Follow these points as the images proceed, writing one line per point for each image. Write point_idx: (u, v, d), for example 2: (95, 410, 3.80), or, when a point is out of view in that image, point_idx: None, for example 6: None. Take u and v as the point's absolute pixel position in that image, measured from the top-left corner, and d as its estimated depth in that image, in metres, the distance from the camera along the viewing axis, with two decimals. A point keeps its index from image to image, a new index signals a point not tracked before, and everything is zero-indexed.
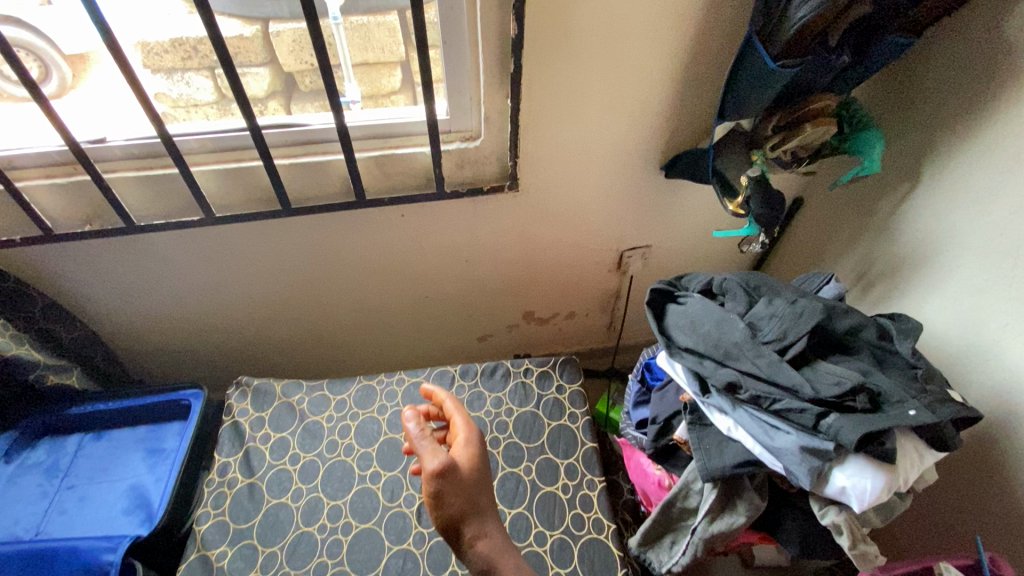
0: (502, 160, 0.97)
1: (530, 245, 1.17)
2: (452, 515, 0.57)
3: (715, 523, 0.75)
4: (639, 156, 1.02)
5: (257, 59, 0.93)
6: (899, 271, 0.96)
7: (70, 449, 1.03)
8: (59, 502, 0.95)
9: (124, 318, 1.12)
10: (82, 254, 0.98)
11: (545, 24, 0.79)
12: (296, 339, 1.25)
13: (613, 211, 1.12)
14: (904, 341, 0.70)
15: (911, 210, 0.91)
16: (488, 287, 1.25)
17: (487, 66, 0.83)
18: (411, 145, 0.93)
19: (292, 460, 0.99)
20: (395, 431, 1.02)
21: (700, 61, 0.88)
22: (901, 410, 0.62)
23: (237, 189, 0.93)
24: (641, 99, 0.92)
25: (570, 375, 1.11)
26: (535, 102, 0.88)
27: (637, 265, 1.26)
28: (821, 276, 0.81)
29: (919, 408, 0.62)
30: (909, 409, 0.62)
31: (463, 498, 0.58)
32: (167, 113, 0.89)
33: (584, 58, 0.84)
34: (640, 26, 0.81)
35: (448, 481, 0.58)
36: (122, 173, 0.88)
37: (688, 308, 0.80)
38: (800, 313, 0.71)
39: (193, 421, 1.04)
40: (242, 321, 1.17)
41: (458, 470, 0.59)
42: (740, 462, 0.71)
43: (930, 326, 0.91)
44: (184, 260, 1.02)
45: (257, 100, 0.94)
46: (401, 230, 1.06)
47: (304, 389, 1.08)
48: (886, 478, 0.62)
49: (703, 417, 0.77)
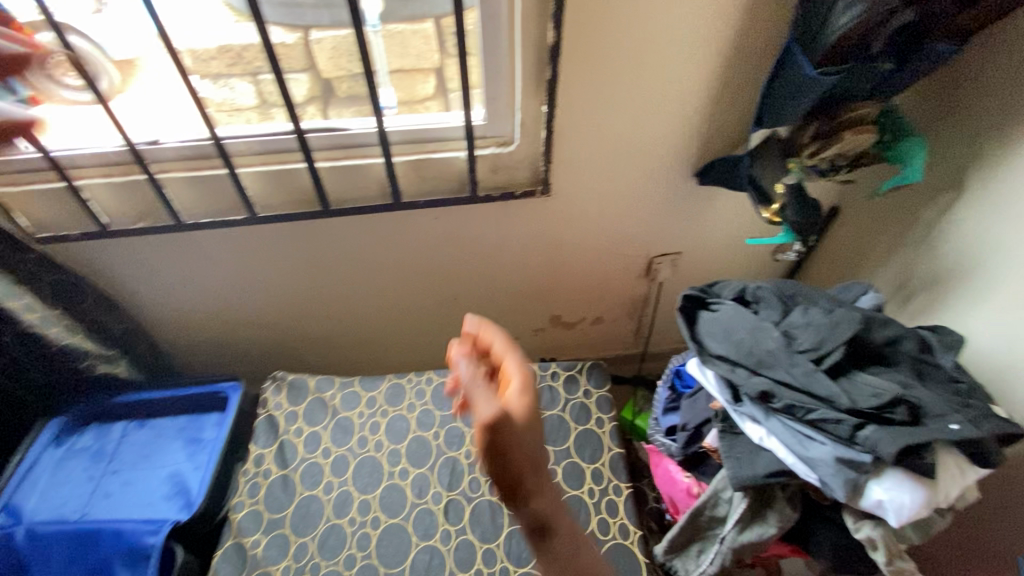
0: (535, 165, 0.98)
1: (560, 249, 1.17)
2: (509, 470, 0.41)
3: (745, 533, 0.74)
4: (671, 163, 1.02)
5: (297, 65, 0.88)
6: (941, 283, 0.93)
7: (115, 435, 1.08)
8: (104, 486, 1.00)
9: (168, 312, 1.17)
10: (133, 249, 1.03)
11: (583, 31, 0.80)
12: (329, 337, 1.28)
13: (644, 217, 1.12)
14: (945, 354, 0.69)
15: (954, 221, 0.89)
16: (516, 290, 1.26)
17: (525, 72, 0.84)
18: (447, 150, 0.95)
19: (324, 454, 1.01)
20: (424, 429, 1.03)
21: (737, 67, 0.88)
22: (942, 424, 0.61)
23: (280, 190, 0.96)
24: (676, 106, 0.92)
25: (597, 379, 1.11)
26: (570, 108, 0.89)
27: (667, 271, 1.25)
28: (859, 286, 0.80)
29: (961, 422, 0.61)
30: (951, 423, 0.61)
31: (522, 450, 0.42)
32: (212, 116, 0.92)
33: (621, 64, 0.85)
34: (677, 33, 0.82)
35: (509, 432, 0.41)
36: (173, 174, 0.93)
37: (720, 314, 0.79)
38: (837, 322, 0.70)
39: (230, 411, 1.08)
40: (278, 317, 1.21)
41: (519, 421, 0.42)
42: (772, 472, 0.70)
43: (973, 341, 0.88)
44: (227, 258, 1.06)
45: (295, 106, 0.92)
46: (434, 233, 1.08)
47: (336, 385, 1.10)
48: (925, 493, 0.61)
49: (734, 426, 0.76)
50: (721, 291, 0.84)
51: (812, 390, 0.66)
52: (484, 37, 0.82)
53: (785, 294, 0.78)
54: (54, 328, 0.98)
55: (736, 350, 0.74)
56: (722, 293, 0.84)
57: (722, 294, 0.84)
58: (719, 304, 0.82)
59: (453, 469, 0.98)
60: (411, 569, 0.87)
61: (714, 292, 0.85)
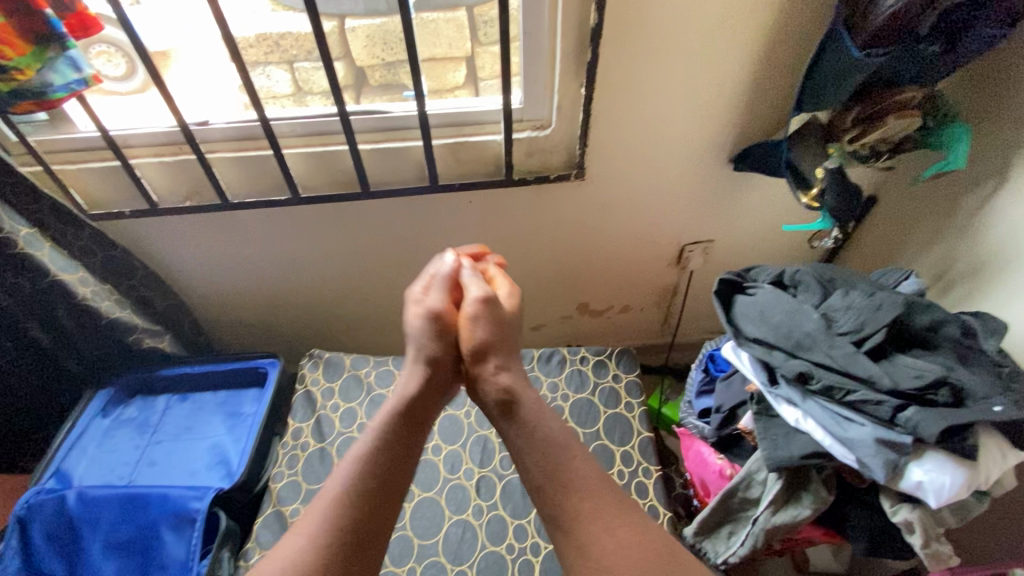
0: (570, 149, 0.99)
1: (591, 235, 1.18)
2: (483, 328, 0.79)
3: (779, 514, 0.74)
4: (707, 149, 1.02)
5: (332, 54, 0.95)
6: (983, 272, 0.92)
7: (159, 407, 1.12)
8: (149, 454, 1.04)
9: (210, 291, 1.21)
10: (180, 227, 1.06)
11: (624, 14, 0.80)
12: (362, 319, 1.31)
13: (676, 204, 1.12)
14: (989, 339, 0.68)
15: (998, 208, 0.88)
16: (546, 276, 1.28)
17: (564, 56, 0.85)
18: (485, 133, 0.96)
19: (359, 429, 1.04)
20: (456, 408, 1.06)
21: (778, 52, 0.87)
22: (987, 405, 0.61)
23: (321, 172, 0.99)
24: (713, 91, 0.92)
25: (627, 364, 1.12)
26: (608, 92, 0.90)
27: (698, 260, 1.25)
28: (900, 271, 0.79)
29: (1006, 404, 0.60)
30: (996, 405, 0.61)
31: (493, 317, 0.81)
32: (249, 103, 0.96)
33: (661, 48, 0.85)
34: (718, 16, 0.82)
35: (488, 301, 0.80)
36: (220, 154, 0.96)
37: (757, 297, 0.79)
38: (878, 305, 0.70)
39: (268, 387, 1.11)
40: (314, 298, 1.24)
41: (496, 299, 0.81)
42: (809, 453, 0.71)
43: (1016, 331, 0.87)
44: (268, 238, 1.10)
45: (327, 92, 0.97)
46: (468, 217, 1.10)
47: (371, 363, 1.13)
48: (967, 475, 0.61)
49: (770, 408, 0.76)
50: (757, 276, 0.84)
51: (852, 371, 0.67)
52: (525, 20, 0.83)
53: (824, 278, 0.78)
54: (105, 301, 1.02)
55: (773, 332, 0.75)
56: (758, 277, 0.84)
57: (758, 278, 0.84)
58: (755, 288, 0.82)
59: (484, 446, 1.00)
60: (444, 542, 0.90)
61: (750, 276, 0.85)
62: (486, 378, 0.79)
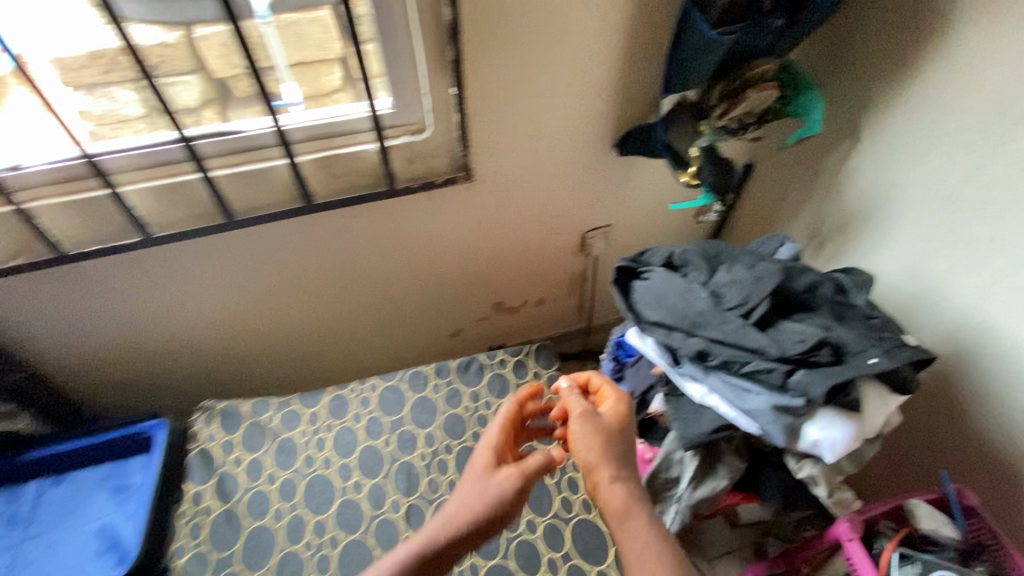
0: (453, 151, 0.95)
1: (492, 235, 1.15)
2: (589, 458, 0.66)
3: (699, 489, 0.76)
4: (591, 135, 1.01)
5: (183, 67, 0.78)
6: (850, 226, 0.99)
7: (31, 497, 0.99)
8: (24, 553, 0.92)
9: (69, 355, 1.05)
10: (10, 289, 0.90)
11: (481, 8, 0.76)
12: (261, 357, 1.20)
13: (571, 193, 1.12)
14: (858, 293, 0.73)
15: (855, 166, 0.94)
16: (455, 282, 1.23)
17: (427, 56, 0.80)
18: (355, 144, 0.89)
19: (270, 481, 0.95)
20: (373, 437, 0.99)
21: (641, 33, 0.87)
22: (862, 359, 0.65)
23: (175, 206, 0.87)
24: (587, 78, 0.91)
25: (546, 360, 1.10)
26: (480, 90, 0.86)
27: (601, 244, 1.26)
28: (775, 239, 0.84)
29: (878, 355, 0.65)
30: (869, 357, 0.65)
31: (598, 436, 0.67)
32: (94, 131, 0.81)
33: (526, 41, 0.82)
34: (579, 3, 0.80)
35: (590, 421, 0.69)
36: (45, 200, 0.82)
37: (651, 280, 0.80)
38: (760, 276, 0.72)
39: (157, 452, 0.99)
40: (201, 341, 1.12)
41: (597, 416, 0.70)
42: (719, 426, 0.72)
43: (881, 277, 0.95)
44: (128, 287, 0.96)
45: (188, 112, 0.82)
46: (357, 233, 1.03)
47: (273, 406, 1.04)
48: (854, 426, 0.64)
49: (678, 388, 0.78)
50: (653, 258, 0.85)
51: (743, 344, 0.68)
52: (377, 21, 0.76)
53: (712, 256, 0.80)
54: None
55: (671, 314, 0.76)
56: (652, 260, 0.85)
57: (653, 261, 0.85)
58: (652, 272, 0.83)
59: (409, 473, 0.95)
60: None
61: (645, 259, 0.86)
62: (601, 490, 0.64)
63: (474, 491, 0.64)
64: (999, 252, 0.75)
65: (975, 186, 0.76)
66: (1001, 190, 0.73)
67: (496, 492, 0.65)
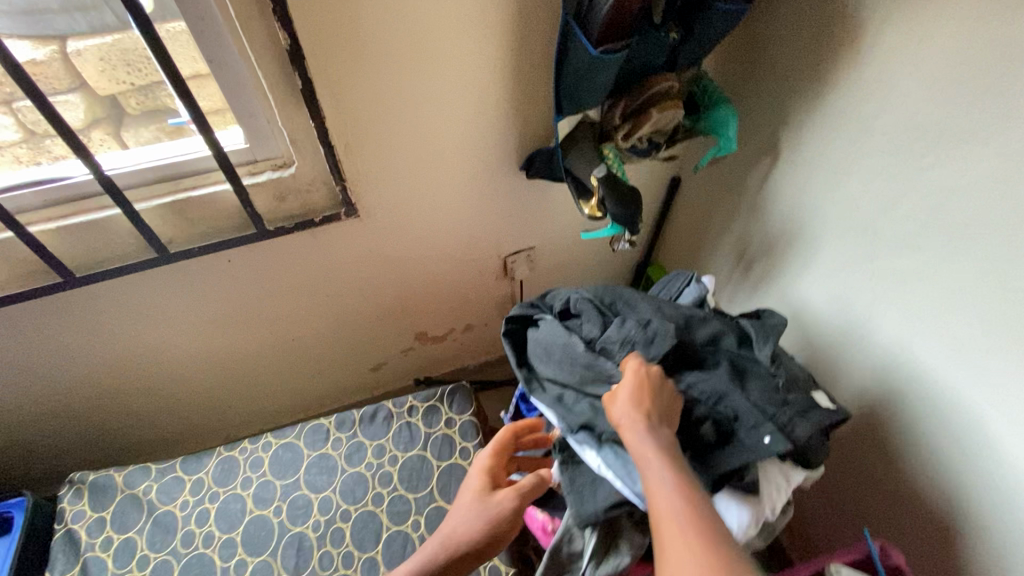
0: (330, 185, 0.84)
1: (398, 267, 1.05)
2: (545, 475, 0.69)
3: (602, 566, 0.66)
4: (490, 158, 0.91)
5: (63, 85, 0.70)
6: (774, 248, 0.91)
7: None
8: None
9: None
10: None
11: (325, 29, 0.65)
12: (150, 414, 1.08)
13: (480, 219, 1.02)
14: (764, 346, 0.65)
15: (775, 185, 0.86)
16: (365, 317, 1.13)
17: (271, 85, 0.69)
18: (209, 184, 0.78)
19: (143, 563, 0.85)
20: (262, 505, 0.90)
21: (527, 47, 0.78)
22: (755, 438, 0.56)
23: None
24: (473, 98, 0.81)
25: (460, 404, 1.01)
26: (346, 118, 0.75)
27: (524, 269, 1.17)
28: (682, 277, 0.78)
29: (775, 432, 0.56)
30: (764, 435, 0.56)
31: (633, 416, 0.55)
32: None
33: (390, 62, 0.72)
34: (446, 17, 0.70)
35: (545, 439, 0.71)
36: None
37: (548, 331, 0.71)
38: (652, 335, 0.64)
39: (16, 535, 0.87)
40: (73, 408, 0.98)
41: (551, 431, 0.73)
42: (614, 504, 0.64)
43: (808, 304, 0.87)
44: None
45: (74, 134, 0.73)
46: (235, 278, 0.91)
47: (152, 474, 0.93)
48: (751, 511, 0.58)
49: (575, 454, 0.70)
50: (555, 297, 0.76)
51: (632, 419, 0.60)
52: (202, 47, 0.64)
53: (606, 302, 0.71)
54: None
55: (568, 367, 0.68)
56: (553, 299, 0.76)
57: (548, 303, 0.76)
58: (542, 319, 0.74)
59: (300, 545, 0.86)
60: None
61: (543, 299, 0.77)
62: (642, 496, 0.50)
63: (473, 511, 0.66)
64: (919, 287, 0.68)
65: (892, 213, 0.69)
66: (918, 220, 0.66)
67: (494, 511, 0.66)
